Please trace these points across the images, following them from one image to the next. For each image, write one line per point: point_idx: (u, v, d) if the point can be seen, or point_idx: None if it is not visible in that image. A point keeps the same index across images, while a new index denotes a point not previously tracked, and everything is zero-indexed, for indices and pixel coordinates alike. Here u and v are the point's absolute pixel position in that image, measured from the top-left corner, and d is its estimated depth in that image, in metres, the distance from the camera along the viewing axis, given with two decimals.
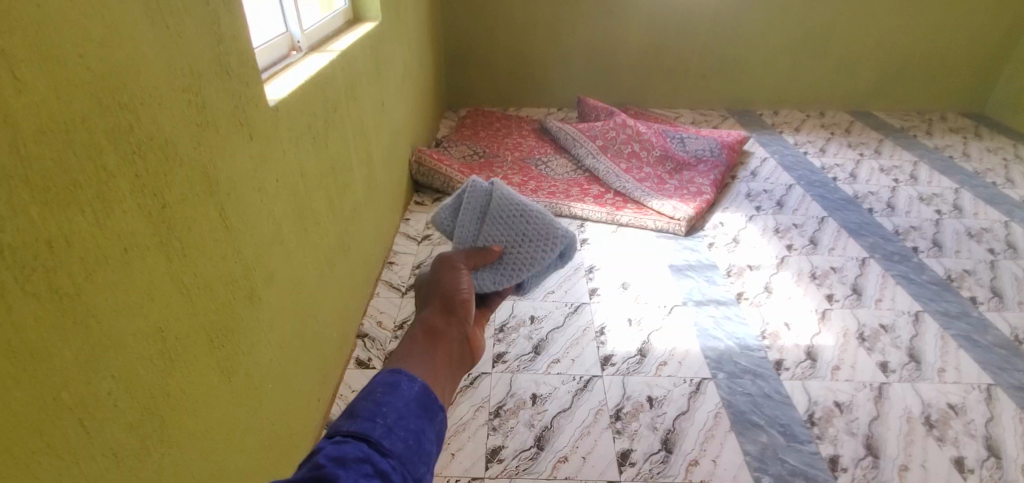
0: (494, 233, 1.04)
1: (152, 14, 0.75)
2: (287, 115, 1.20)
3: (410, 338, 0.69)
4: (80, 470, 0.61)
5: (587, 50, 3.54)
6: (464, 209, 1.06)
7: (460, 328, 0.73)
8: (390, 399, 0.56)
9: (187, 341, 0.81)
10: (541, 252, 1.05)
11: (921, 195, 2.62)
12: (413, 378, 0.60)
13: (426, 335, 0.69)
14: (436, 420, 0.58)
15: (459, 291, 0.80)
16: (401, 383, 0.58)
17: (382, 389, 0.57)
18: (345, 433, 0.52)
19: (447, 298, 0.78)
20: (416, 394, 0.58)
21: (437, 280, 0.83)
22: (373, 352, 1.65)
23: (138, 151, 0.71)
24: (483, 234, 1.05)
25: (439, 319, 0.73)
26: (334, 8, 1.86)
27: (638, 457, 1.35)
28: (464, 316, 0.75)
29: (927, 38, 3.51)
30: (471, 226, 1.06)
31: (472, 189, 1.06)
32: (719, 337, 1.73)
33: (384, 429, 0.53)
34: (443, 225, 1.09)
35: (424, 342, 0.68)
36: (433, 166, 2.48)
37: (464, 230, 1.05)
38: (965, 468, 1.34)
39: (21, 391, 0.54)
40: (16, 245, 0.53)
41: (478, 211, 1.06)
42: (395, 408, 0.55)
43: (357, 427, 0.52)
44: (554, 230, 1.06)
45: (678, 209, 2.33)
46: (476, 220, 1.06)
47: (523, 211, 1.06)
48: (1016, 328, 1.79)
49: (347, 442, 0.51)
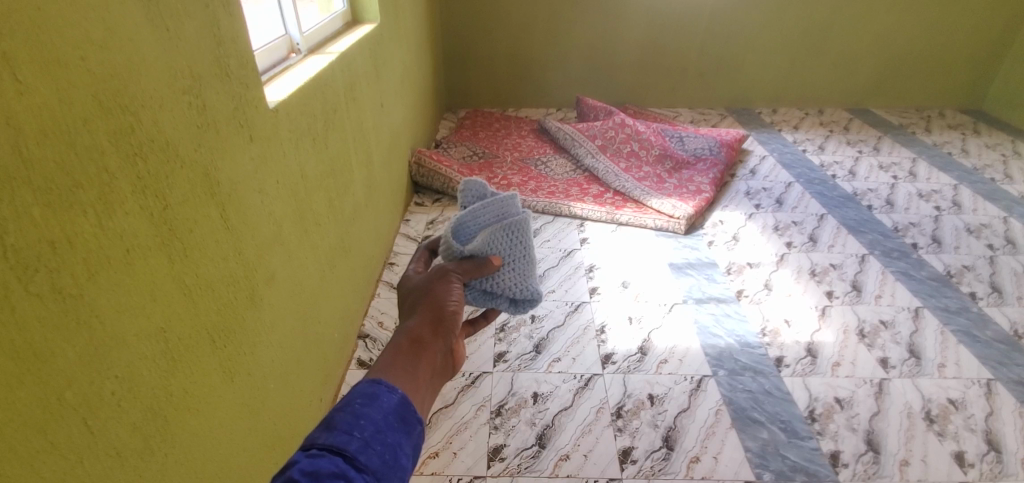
0: (497, 237, 1.02)
1: (152, 18, 0.76)
2: (286, 117, 1.20)
3: (394, 347, 0.67)
4: (84, 470, 0.61)
5: (585, 49, 3.55)
6: (490, 202, 1.07)
7: (446, 340, 0.71)
8: (368, 411, 0.56)
9: (190, 341, 0.81)
10: (512, 286, 1.04)
11: (920, 191, 2.62)
12: (392, 388, 0.60)
13: (411, 345, 0.67)
14: (414, 433, 0.58)
15: (450, 301, 0.77)
16: (380, 394, 0.58)
17: (361, 400, 0.57)
18: (321, 446, 0.52)
19: (436, 309, 0.75)
20: (395, 405, 0.58)
21: (428, 289, 0.79)
22: (374, 353, 1.65)
23: (139, 152, 0.72)
24: (484, 231, 1.04)
25: (426, 329, 0.71)
26: (334, 10, 1.87)
27: (639, 455, 1.35)
28: (451, 328, 0.73)
29: (926, 35, 3.51)
30: (485, 218, 1.06)
31: (510, 197, 1.08)
32: (719, 334, 1.73)
33: (360, 443, 0.53)
34: (463, 198, 1.13)
35: (408, 351, 0.66)
36: (433, 167, 2.49)
37: (478, 214, 1.06)
38: (965, 463, 1.34)
39: (26, 391, 0.54)
40: (19, 246, 0.54)
41: (496, 214, 1.07)
42: (373, 421, 0.55)
43: (333, 440, 0.52)
44: (530, 284, 1.06)
45: (678, 207, 2.34)
46: (491, 219, 1.07)
47: (525, 250, 1.06)
48: (1015, 323, 1.79)
49: (323, 455, 0.51)
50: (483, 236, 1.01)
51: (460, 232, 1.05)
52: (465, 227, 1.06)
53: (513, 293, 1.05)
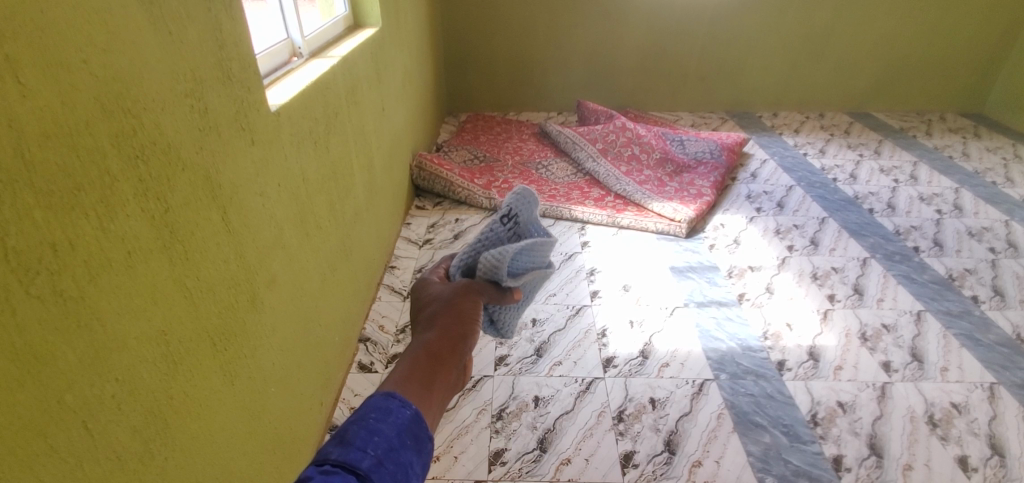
0: (529, 279, 1.03)
1: (155, 21, 0.76)
2: (288, 120, 1.20)
3: (412, 360, 0.67)
4: (83, 473, 0.61)
5: (586, 53, 3.56)
6: (549, 241, 1.07)
7: (461, 358, 0.71)
8: (382, 426, 0.56)
9: (190, 344, 0.81)
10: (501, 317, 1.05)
11: (921, 195, 2.62)
12: (406, 403, 0.59)
13: (429, 359, 0.67)
14: (424, 451, 0.58)
15: (468, 319, 0.78)
16: (393, 409, 0.58)
17: (375, 415, 0.56)
18: (334, 463, 0.51)
19: (457, 326, 0.75)
20: (407, 421, 0.58)
21: (452, 302, 0.81)
22: (375, 356, 1.65)
23: (140, 155, 0.72)
24: (528, 268, 1.02)
25: (444, 345, 0.70)
26: (335, 14, 1.87)
27: (641, 459, 1.35)
28: (467, 347, 0.73)
29: (925, 39, 3.52)
30: (535, 256, 1.04)
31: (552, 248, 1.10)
32: (720, 338, 1.73)
33: (373, 461, 0.52)
34: (519, 211, 1.08)
35: (426, 365, 0.66)
36: (434, 171, 2.49)
37: (534, 250, 1.03)
38: (969, 467, 1.33)
39: (24, 394, 0.54)
40: (20, 248, 0.54)
41: (541, 256, 1.06)
42: (386, 438, 0.55)
43: (346, 457, 0.52)
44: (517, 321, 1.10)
45: (679, 211, 2.34)
46: (537, 258, 1.05)
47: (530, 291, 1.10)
48: (1018, 327, 1.79)
49: (336, 473, 0.50)
50: (525, 277, 0.99)
51: (519, 256, 0.98)
52: (523, 254, 1.00)
53: (497, 318, 1.05)
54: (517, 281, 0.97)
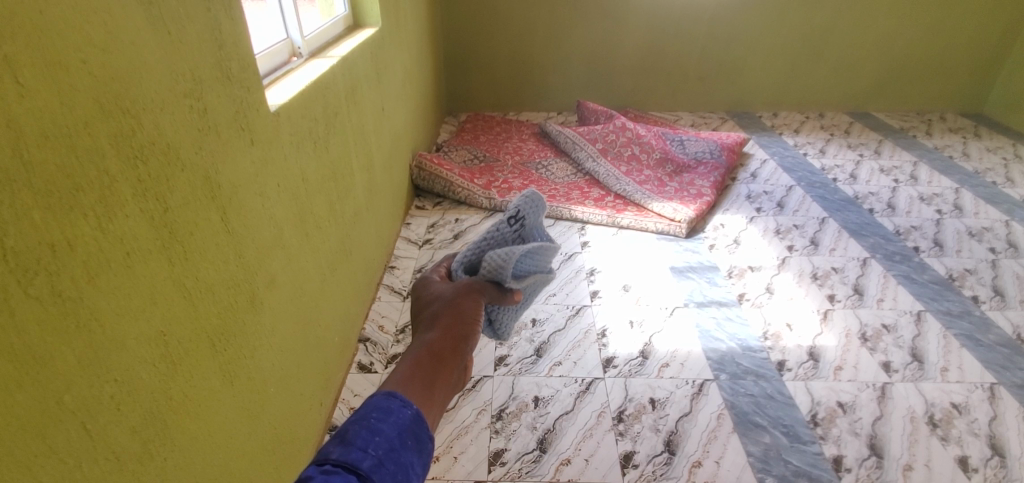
0: (532, 283, 1.03)
1: (154, 21, 0.76)
2: (287, 120, 1.20)
3: (413, 359, 0.66)
4: (82, 474, 0.61)
5: (586, 53, 3.56)
6: (552, 247, 1.08)
7: (462, 358, 0.70)
8: (383, 426, 0.55)
9: (189, 345, 0.81)
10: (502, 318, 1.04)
11: (922, 195, 2.62)
12: (407, 402, 0.59)
13: (431, 359, 0.67)
14: (425, 451, 0.58)
15: (470, 320, 0.78)
16: (394, 409, 0.58)
17: (376, 415, 0.56)
18: (335, 463, 0.51)
19: (458, 326, 0.75)
20: (408, 422, 0.57)
21: (453, 302, 0.81)
22: (375, 356, 1.65)
23: (139, 155, 0.71)
24: (532, 272, 1.02)
25: (446, 345, 0.70)
26: (335, 14, 1.87)
27: (641, 459, 1.35)
28: (468, 347, 0.73)
29: (925, 39, 3.52)
30: (539, 259, 1.04)
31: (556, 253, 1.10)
32: (720, 338, 1.73)
33: (374, 462, 0.52)
34: (527, 214, 1.08)
35: (428, 365, 0.66)
36: (434, 171, 2.49)
37: (539, 254, 1.03)
38: (969, 468, 1.33)
39: (23, 395, 0.54)
40: (18, 249, 0.53)
41: (545, 259, 1.06)
42: (387, 438, 0.55)
43: (347, 457, 0.52)
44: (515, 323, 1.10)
45: (679, 211, 2.34)
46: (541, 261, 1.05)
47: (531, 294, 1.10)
48: (1018, 327, 1.79)
49: (337, 473, 0.50)
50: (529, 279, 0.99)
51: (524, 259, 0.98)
52: (529, 256, 1.00)
53: (497, 320, 1.05)
54: (520, 284, 0.97)
